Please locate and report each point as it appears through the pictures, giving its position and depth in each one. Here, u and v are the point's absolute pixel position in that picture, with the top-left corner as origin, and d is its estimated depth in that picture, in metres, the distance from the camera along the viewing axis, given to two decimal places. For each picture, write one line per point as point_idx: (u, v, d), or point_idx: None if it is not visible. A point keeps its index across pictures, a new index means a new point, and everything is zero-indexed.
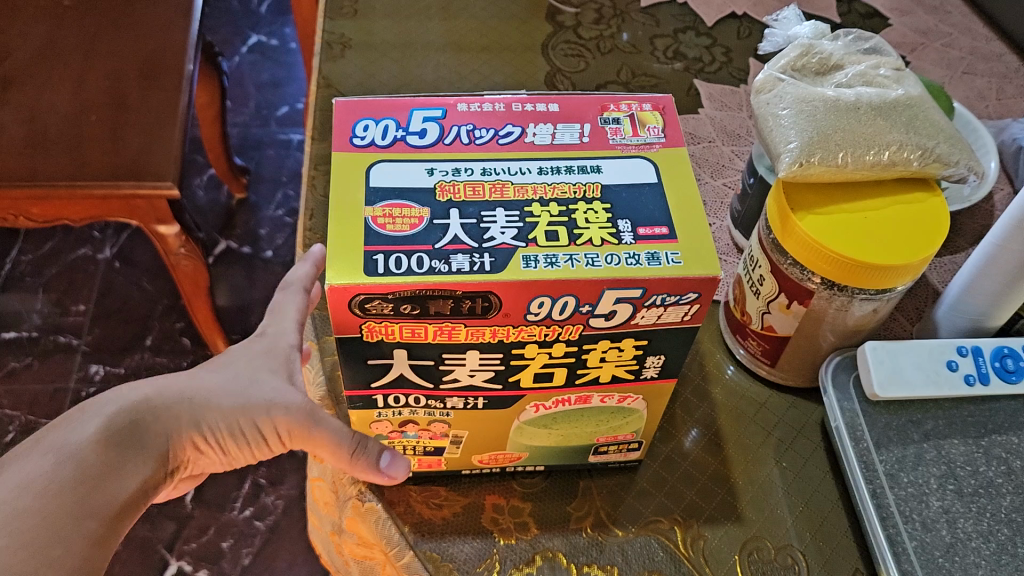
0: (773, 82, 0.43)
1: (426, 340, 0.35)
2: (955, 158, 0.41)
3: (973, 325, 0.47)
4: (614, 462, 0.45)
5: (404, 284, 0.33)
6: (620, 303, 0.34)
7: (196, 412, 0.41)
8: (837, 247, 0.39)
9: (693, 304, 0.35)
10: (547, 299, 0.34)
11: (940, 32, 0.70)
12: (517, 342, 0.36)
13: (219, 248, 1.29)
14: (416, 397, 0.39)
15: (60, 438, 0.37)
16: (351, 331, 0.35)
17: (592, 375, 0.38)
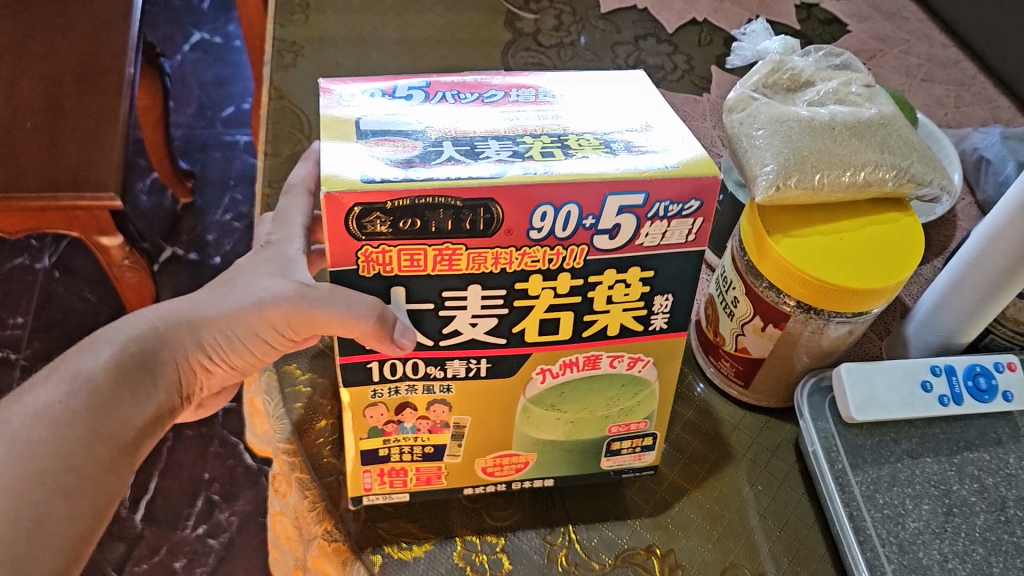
0: (747, 101, 0.43)
1: (425, 270, 0.34)
2: (929, 177, 0.40)
3: (943, 342, 0.47)
4: (628, 468, 0.43)
5: (403, 189, 0.31)
6: (623, 213, 0.33)
7: (202, 331, 0.39)
8: (812, 269, 0.38)
9: (696, 220, 0.34)
10: (549, 209, 0.33)
11: (898, 38, 0.70)
12: (519, 271, 0.35)
13: (165, 255, 1.24)
14: (416, 362, 0.37)
15: (70, 366, 0.35)
16: (347, 263, 0.34)
17: (600, 325, 0.37)
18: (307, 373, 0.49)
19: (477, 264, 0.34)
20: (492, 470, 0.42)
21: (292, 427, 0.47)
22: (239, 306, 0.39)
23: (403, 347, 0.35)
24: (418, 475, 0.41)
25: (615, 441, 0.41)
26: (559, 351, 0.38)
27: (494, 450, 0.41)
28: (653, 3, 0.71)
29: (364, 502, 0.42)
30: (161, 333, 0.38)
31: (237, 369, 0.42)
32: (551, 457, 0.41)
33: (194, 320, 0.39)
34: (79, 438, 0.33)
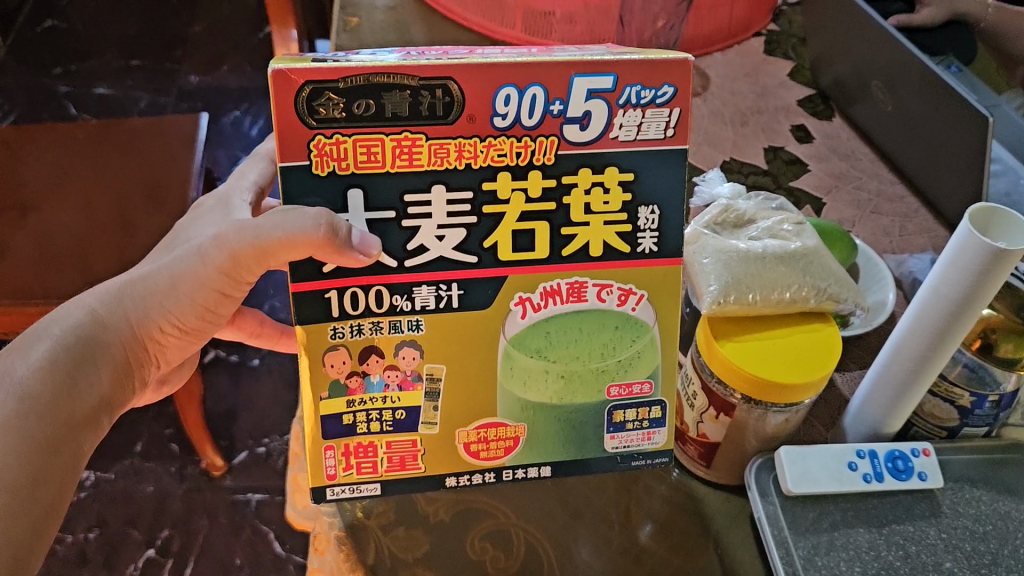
0: (698, 235, 0.55)
1: (384, 168, 0.42)
2: (844, 295, 0.52)
3: (873, 432, 0.56)
4: (639, 451, 0.50)
5: (356, 67, 0.40)
6: (593, 97, 0.42)
7: (145, 303, 0.50)
8: (750, 367, 0.48)
9: (670, 110, 0.43)
10: (514, 92, 0.41)
11: (852, 176, 0.83)
12: (488, 166, 0.43)
13: (207, 357, 1.41)
14: (377, 290, 0.45)
15: (8, 360, 0.45)
16: (301, 159, 0.42)
17: (581, 242, 0.45)
18: None
19: (441, 158, 0.42)
20: (477, 451, 0.49)
21: None
22: (181, 267, 0.51)
23: (367, 255, 0.43)
24: (389, 453, 0.48)
25: (616, 411, 0.49)
26: (537, 276, 0.46)
27: (474, 421, 0.48)
28: None
29: (325, 492, 0.48)
30: (101, 315, 0.49)
31: (181, 331, 0.53)
32: (535, 423, 0.49)
33: (136, 296, 0.50)
34: (34, 420, 0.44)
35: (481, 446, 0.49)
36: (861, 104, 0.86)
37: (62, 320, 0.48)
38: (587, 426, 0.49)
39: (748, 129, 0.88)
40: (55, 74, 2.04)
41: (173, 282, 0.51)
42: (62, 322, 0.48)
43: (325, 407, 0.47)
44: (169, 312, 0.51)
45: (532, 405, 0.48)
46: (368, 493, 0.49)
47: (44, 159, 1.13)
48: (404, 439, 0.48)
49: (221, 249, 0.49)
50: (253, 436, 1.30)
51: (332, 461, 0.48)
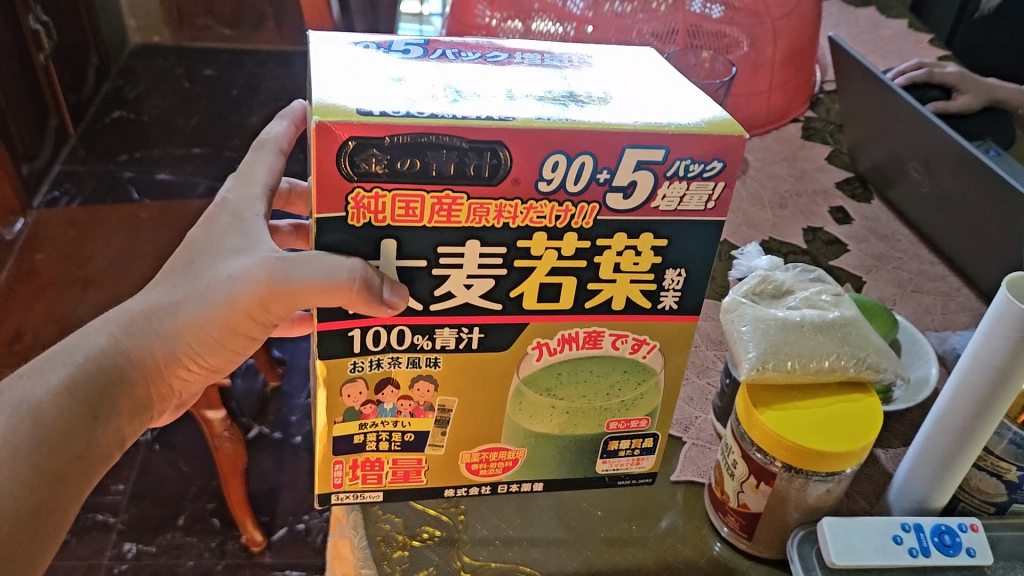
0: (736, 304, 0.56)
1: (419, 223, 0.42)
2: (883, 365, 0.53)
3: (918, 507, 0.55)
4: (623, 473, 0.55)
5: (403, 125, 0.38)
6: (641, 169, 0.42)
7: (167, 339, 0.50)
8: (790, 435, 0.48)
9: (716, 184, 0.43)
10: (563, 159, 0.40)
11: (892, 256, 0.85)
12: (526, 226, 0.43)
13: (252, 433, 1.43)
14: (400, 329, 0.46)
15: (24, 391, 0.45)
16: (338, 208, 0.41)
17: (605, 296, 0.47)
18: (387, 512, 0.59)
19: (480, 216, 0.42)
20: (478, 470, 0.53)
21: (372, 558, 0.56)
22: (207, 308, 0.50)
23: (394, 306, 0.43)
24: (395, 468, 0.52)
25: (612, 441, 0.53)
26: (558, 325, 0.47)
27: (477, 445, 0.52)
28: None
29: (326, 498, 0.52)
30: (122, 345, 0.49)
31: (201, 361, 0.53)
32: (536, 449, 0.53)
33: (158, 327, 0.50)
34: (44, 452, 0.44)
35: (481, 465, 0.53)
36: (900, 187, 0.88)
37: (81, 348, 0.48)
38: (583, 451, 0.53)
39: (786, 211, 0.91)
40: (120, 161, 2.15)
41: (198, 321, 0.50)
42: (82, 350, 0.48)
43: (338, 430, 0.49)
44: (194, 348, 0.51)
45: (536, 434, 0.52)
46: (368, 499, 0.53)
47: (107, 241, 1.20)
48: (410, 457, 0.52)
49: (253, 290, 0.48)
50: (293, 513, 1.31)
51: (339, 473, 0.51)
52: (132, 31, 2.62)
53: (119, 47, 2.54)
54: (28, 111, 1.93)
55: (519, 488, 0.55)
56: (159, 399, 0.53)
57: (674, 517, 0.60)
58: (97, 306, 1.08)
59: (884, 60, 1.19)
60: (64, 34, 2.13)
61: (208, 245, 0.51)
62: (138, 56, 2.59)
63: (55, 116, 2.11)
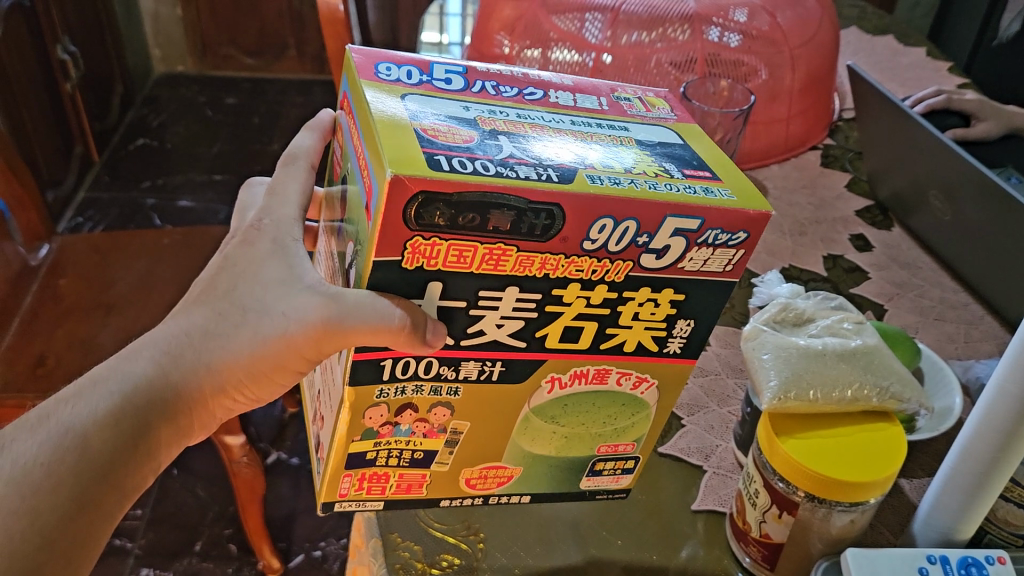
0: (757, 332, 0.56)
1: (470, 269, 0.42)
2: (908, 395, 0.52)
3: (944, 538, 0.54)
4: (604, 489, 0.60)
5: (472, 183, 0.38)
6: (676, 235, 0.43)
7: (214, 372, 0.49)
8: (813, 464, 0.48)
9: (737, 252, 0.45)
10: (609, 223, 0.41)
11: (913, 284, 0.85)
12: (563, 277, 0.44)
13: (271, 458, 1.44)
14: (430, 361, 0.47)
15: (65, 420, 0.45)
16: (395, 254, 0.40)
17: (620, 340, 0.48)
18: (405, 539, 0.58)
19: (524, 267, 0.43)
20: (475, 483, 0.57)
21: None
22: (259, 346, 0.49)
23: (433, 345, 0.44)
24: (398, 480, 0.54)
25: (599, 462, 0.57)
26: (574, 361, 0.49)
27: (480, 463, 0.55)
28: None
29: (328, 505, 0.54)
30: (166, 374, 0.48)
31: (247, 390, 0.52)
32: (531, 466, 0.56)
33: (204, 359, 0.49)
34: (81, 481, 0.44)
35: (478, 480, 0.57)
36: (920, 215, 0.88)
37: (125, 376, 0.47)
38: (571, 466, 0.57)
39: (806, 238, 0.91)
40: (143, 187, 2.18)
41: (248, 358, 0.49)
42: (125, 378, 0.47)
43: (353, 446, 0.50)
44: (243, 380, 0.50)
45: (535, 454, 0.55)
46: (368, 506, 0.55)
47: (129, 266, 1.21)
48: (416, 472, 0.54)
49: (301, 329, 0.47)
50: (310, 540, 1.31)
51: (348, 485, 0.52)
52: (157, 60, 2.66)
53: (143, 76, 2.59)
54: (54, 139, 1.97)
55: (509, 498, 0.59)
56: (204, 423, 0.52)
57: (695, 546, 0.60)
58: (118, 329, 1.09)
59: (903, 87, 1.19)
60: (91, 64, 2.17)
61: (252, 276, 0.49)
62: (162, 84, 2.63)
63: (81, 143, 2.14)
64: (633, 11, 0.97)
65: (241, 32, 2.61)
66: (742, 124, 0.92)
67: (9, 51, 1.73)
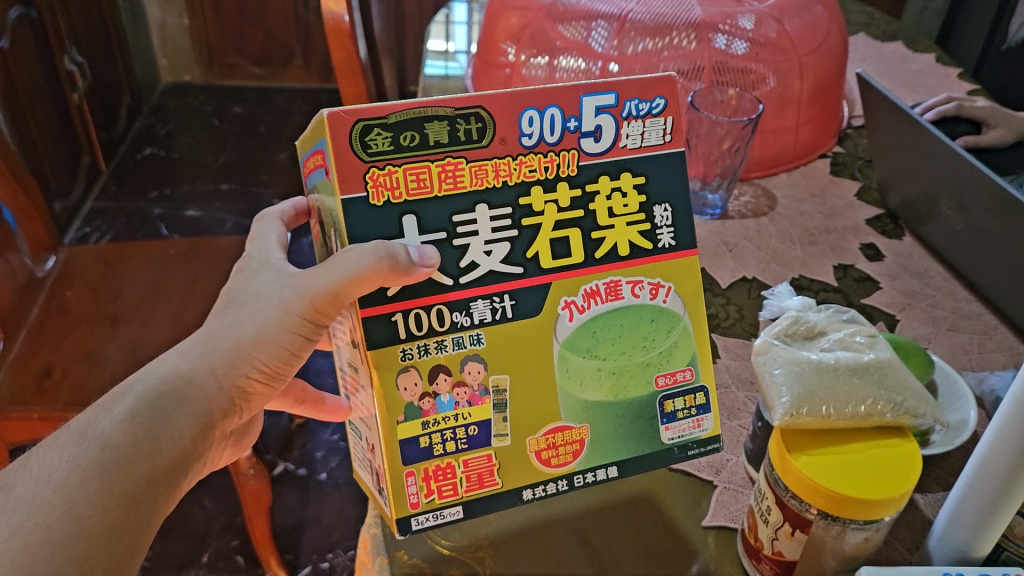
0: (767, 346, 0.55)
1: (431, 193, 0.49)
2: (921, 410, 0.51)
3: (961, 556, 0.53)
4: (693, 440, 0.57)
5: (399, 102, 0.48)
6: (602, 114, 0.52)
7: (235, 360, 0.53)
8: (828, 482, 0.47)
9: (664, 119, 0.53)
10: (535, 114, 0.50)
11: (925, 293, 0.84)
12: (522, 182, 0.51)
13: (278, 468, 1.43)
14: (438, 308, 0.51)
15: (90, 423, 0.46)
16: (359, 190, 0.48)
17: (610, 243, 0.53)
18: (411, 557, 0.59)
19: (481, 179, 0.50)
20: (548, 459, 0.54)
21: None
22: (264, 319, 0.54)
23: (427, 267, 0.49)
24: (467, 471, 0.53)
25: (666, 401, 0.56)
26: (578, 280, 0.53)
27: (541, 428, 0.53)
28: (709, 262, 0.88)
29: (404, 523, 0.52)
30: (186, 371, 0.51)
31: (271, 376, 0.55)
32: (596, 420, 0.54)
33: (221, 350, 0.52)
34: (112, 474, 0.44)
35: (551, 453, 0.54)
36: (931, 225, 0.88)
37: (145, 379, 0.49)
38: (644, 420, 0.55)
39: (816, 248, 0.91)
40: (150, 198, 2.19)
41: (259, 332, 0.53)
42: (146, 380, 0.49)
43: (402, 432, 0.51)
44: (259, 358, 0.54)
45: (592, 403, 0.54)
46: (450, 517, 0.53)
47: (137, 276, 1.21)
48: (480, 455, 0.53)
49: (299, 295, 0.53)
50: (318, 551, 1.31)
51: (413, 488, 0.51)
52: (164, 70, 2.67)
53: (150, 86, 2.59)
54: (62, 150, 1.98)
55: (595, 477, 0.55)
56: (229, 423, 0.54)
57: (705, 563, 0.59)
58: (125, 341, 1.09)
59: (912, 95, 1.18)
60: (98, 75, 2.18)
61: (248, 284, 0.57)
62: (169, 95, 2.64)
63: (89, 154, 2.15)
64: (639, 20, 0.96)
65: (248, 42, 2.61)
66: (751, 133, 0.93)
67: (17, 63, 1.73)
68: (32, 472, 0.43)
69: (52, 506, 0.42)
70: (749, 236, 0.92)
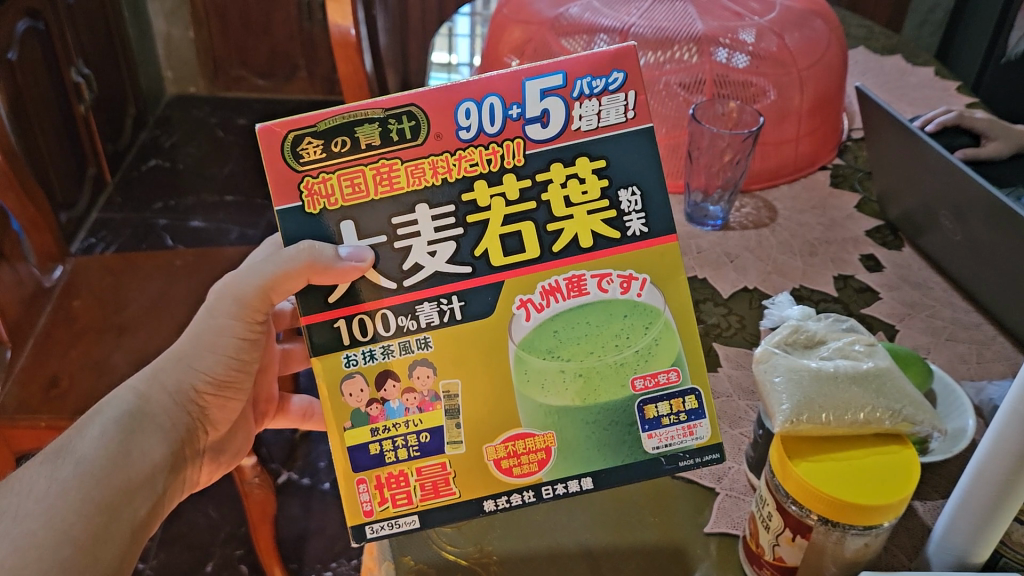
0: (768, 354, 0.56)
1: (369, 196, 0.53)
2: (920, 417, 0.52)
3: (959, 561, 0.54)
4: (685, 451, 0.55)
5: (327, 111, 0.51)
6: (550, 96, 0.52)
7: (186, 376, 0.59)
8: (827, 488, 0.48)
9: (624, 94, 0.52)
10: (473, 106, 0.52)
11: (925, 304, 0.85)
12: (464, 177, 0.53)
13: (282, 478, 1.44)
14: (383, 313, 0.54)
15: (69, 446, 0.51)
16: (294, 200, 0.52)
17: (569, 235, 0.53)
18: (417, 562, 0.60)
19: (419, 177, 0.52)
20: (510, 469, 0.55)
21: None
22: (201, 330, 0.59)
23: (363, 263, 0.53)
24: (421, 479, 0.54)
25: (648, 407, 0.55)
26: (535, 276, 0.53)
27: (502, 434, 0.55)
28: (711, 273, 0.89)
29: (359, 530, 0.54)
30: (144, 393, 0.57)
31: (224, 388, 0.61)
32: (562, 428, 0.55)
33: (170, 370, 0.58)
34: (88, 485, 0.50)
35: (512, 462, 0.55)
36: (930, 236, 0.89)
37: (112, 405, 0.55)
38: (622, 430, 0.55)
39: (816, 259, 0.92)
40: (155, 209, 2.20)
41: (197, 343, 0.59)
42: (112, 405, 0.55)
43: (352, 439, 0.54)
44: (203, 370, 0.59)
45: (556, 409, 0.55)
46: (406, 526, 0.55)
47: (141, 285, 1.22)
48: (433, 463, 0.55)
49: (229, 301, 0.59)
50: (321, 560, 1.31)
51: (366, 496, 0.54)
52: (169, 82, 2.69)
53: (155, 98, 2.61)
54: (68, 162, 1.99)
55: (566, 489, 0.55)
56: (193, 441, 0.60)
57: (707, 568, 0.59)
58: (131, 350, 1.10)
59: (912, 108, 1.19)
60: (104, 87, 2.20)
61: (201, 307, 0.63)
62: (174, 107, 2.65)
63: (94, 166, 2.17)
64: (640, 34, 0.97)
65: (252, 55, 2.62)
66: (752, 145, 0.94)
67: (24, 75, 1.75)
68: (17, 490, 0.49)
69: (44, 518, 0.47)
70: (750, 247, 0.93)
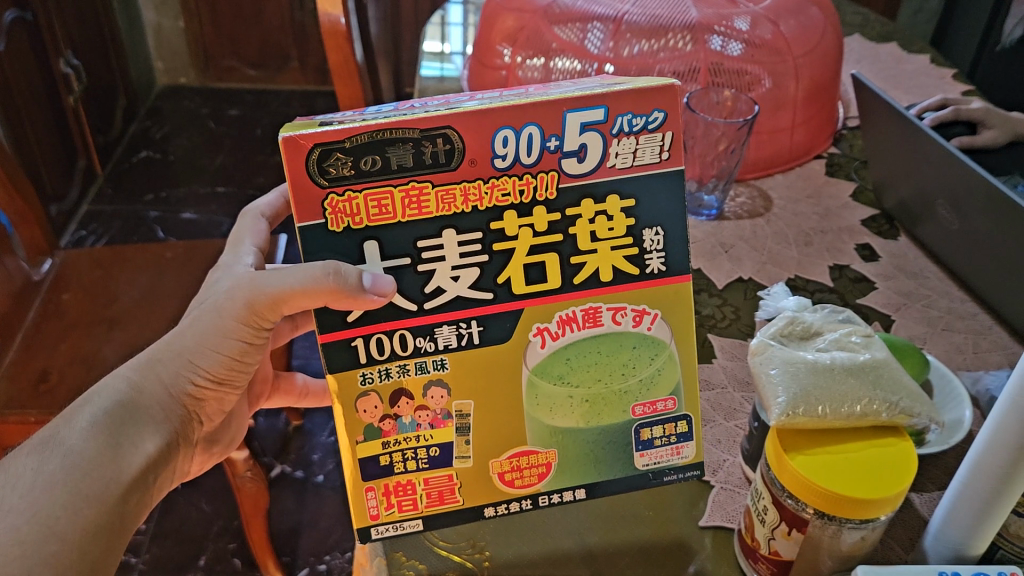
0: (765, 346, 0.55)
1: (394, 218, 0.49)
2: (917, 410, 0.51)
3: (956, 555, 0.53)
4: (670, 467, 0.56)
5: (359, 127, 0.46)
6: (589, 130, 0.48)
7: (181, 368, 0.58)
8: (824, 482, 0.47)
9: (662, 134, 0.49)
10: (511, 134, 0.48)
11: (920, 294, 0.84)
12: (495, 206, 0.49)
13: (275, 471, 1.43)
14: (399, 333, 0.51)
15: (58, 436, 0.51)
16: (318, 216, 0.48)
17: (591, 268, 0.51)
18: (410, 558, 0.59)
19: (449, 204, 0.49)
20: (512, 480, 0.55)
21: None
22: (204, 327, 0.58)
23: (382, 294, 0.49)
24: (428, 488, 0.54)
25: (642, 429, 0.55)
26: (552, 306, 0.52)
27: (506, 450, 0.54)
28: (706, 264, 0.89)
29: (365, 531, 0.54)
30: (137, 383, 0.56)
31: (221, 381, 0.60)
32: (564, 445, 0.54)
33: (166, 362, 0.57)
34: (76, 478, 0.49)
35: (515, 474, 0.55)
36: (925, 225, 0.88)
37: (104, 394, 0.54)
38: (619, 447, 0.55)
39: (812, 249, 0.91)
40: (147, 201, 2.19)
41: (197, 339, 0.58)
42: (103, 394, 0.54)
43: (363, 450, 0.53)
44: (201, 365, 0.58)
45: (562, 429, 0.54)
46: (411, 528, 0.55)
47: (133, 278, 1.21)
48: (441, 475, 0.54)
49: (235, 299, 0.57)
50: (315, 553, 1.31)
51: (373, 502, 0.54)
52: (160, 73, 2.67)
53: (145, 88, 2.59)
54: (58, 153, 1.98)
55: (562, 498, 0.55)
56: (185, 434, 0.59)
57: (702, 562, 0.59)
58: (123, 344, 1.09)
59: (907, 96, 1.18)
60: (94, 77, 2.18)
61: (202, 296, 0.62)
62: (165, 97, 2.63)
63: (85, 157, 2.15)
64: (634, 21, 0.96)
65: (243, 45, 2.60)
66: (747, 134, 0.93)
67: (13, 66, 1.74)
68: (5, 480, 0.48)
69: (27, 510, 0.46)
70: (745, 237, 0.93)
